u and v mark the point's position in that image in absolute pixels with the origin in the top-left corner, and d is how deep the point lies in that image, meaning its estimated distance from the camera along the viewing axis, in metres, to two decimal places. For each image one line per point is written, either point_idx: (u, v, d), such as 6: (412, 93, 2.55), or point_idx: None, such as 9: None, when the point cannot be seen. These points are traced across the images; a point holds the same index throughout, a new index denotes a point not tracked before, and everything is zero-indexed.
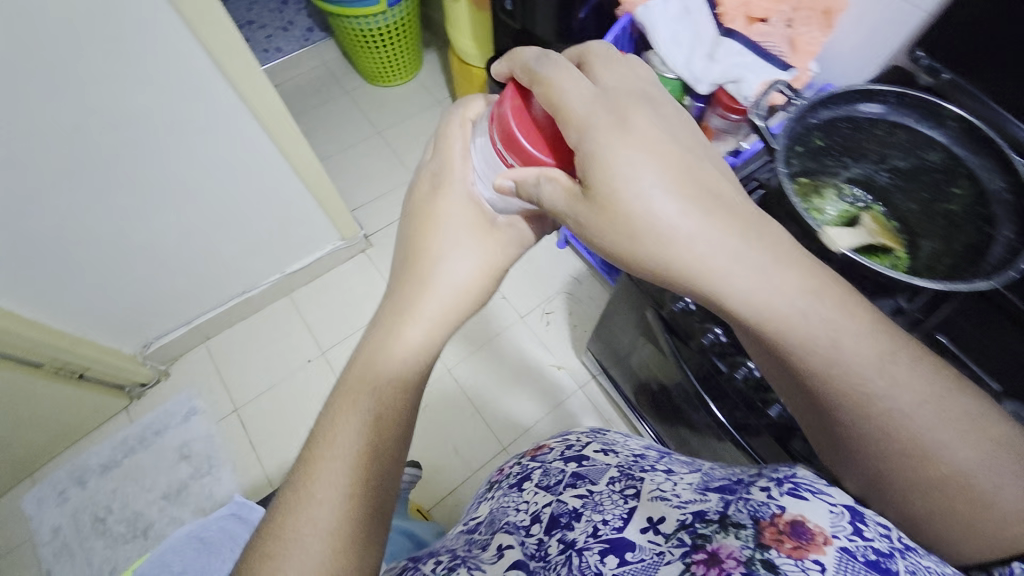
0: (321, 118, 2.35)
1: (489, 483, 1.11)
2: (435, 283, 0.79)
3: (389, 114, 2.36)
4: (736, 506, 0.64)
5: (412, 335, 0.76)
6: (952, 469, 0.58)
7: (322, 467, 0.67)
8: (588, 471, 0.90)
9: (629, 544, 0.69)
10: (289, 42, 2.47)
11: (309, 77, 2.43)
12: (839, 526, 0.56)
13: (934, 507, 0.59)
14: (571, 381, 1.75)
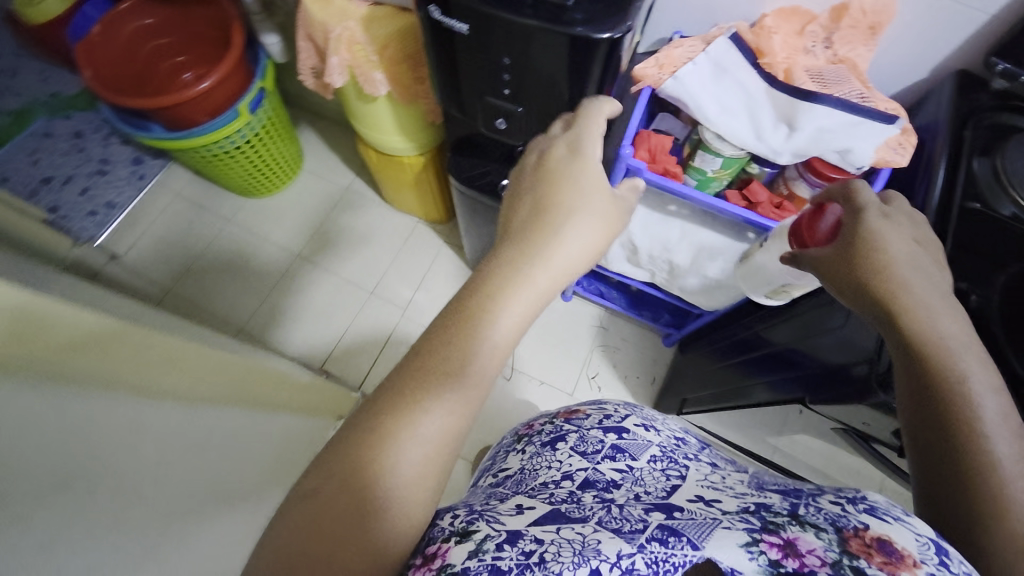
0: (220, 268, 1.83)
1: (519, 436, 1.02)
2: (558, 255, 0.64)
3: (294, 228, 1.88)
4: (805, 505, 0.53)
5: (530, 296, 0.61)
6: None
7: (414, 428, 0.53)
8: (629, 448, 0.85)
9: (680, 507, 0.61)
10: (122, 193, 1.84)
11: (175, 225, 1.86)
12: (936, 556, 0.45)
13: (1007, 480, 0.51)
14: None
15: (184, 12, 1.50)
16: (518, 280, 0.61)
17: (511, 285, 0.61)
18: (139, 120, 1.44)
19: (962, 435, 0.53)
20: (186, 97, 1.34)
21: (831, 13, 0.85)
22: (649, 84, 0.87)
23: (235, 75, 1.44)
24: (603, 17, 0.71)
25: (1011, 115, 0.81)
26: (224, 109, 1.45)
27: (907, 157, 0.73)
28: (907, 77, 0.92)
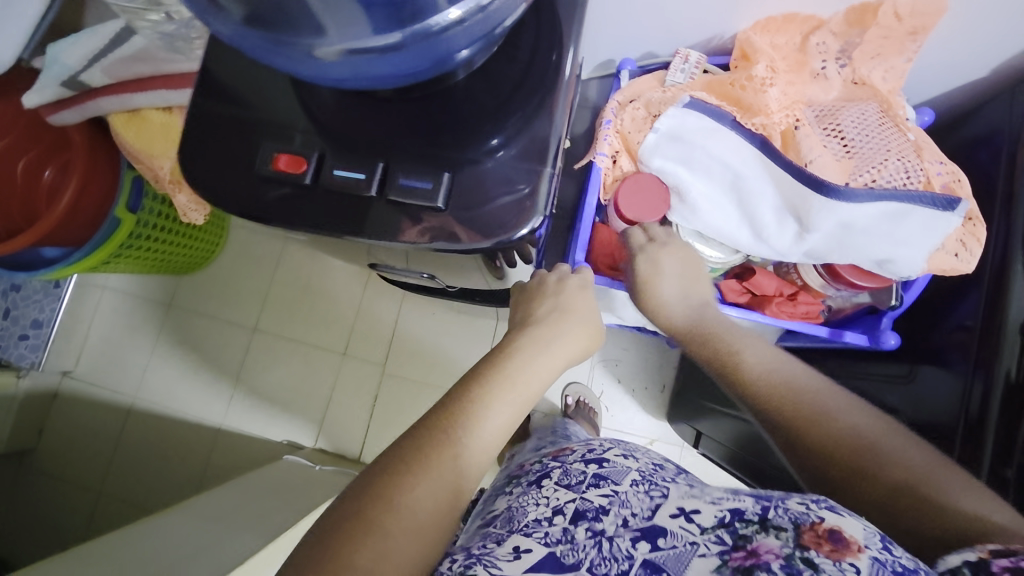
0: (175, 361, 1.55)
1: (508, 478, 0.71)
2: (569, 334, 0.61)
3: (237, 300, 1.56)
4: (772, 507, 0.45)
5: (525, 372, 0.55)
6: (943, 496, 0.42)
7: (453, 465, 0.48)
8: (610, 473, 0.57)
9: (663, 529, 0.48)
10: (47, 306, 1.46)
11: (114, 325, 1.57)
12: (882, 539, 0.41)
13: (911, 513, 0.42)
14: (671, 454, 1.48)
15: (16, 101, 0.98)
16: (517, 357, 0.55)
17: (494, 377, 0.53)
18: (18, 256, 1.08)
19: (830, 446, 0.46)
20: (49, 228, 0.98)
21: (848, 16, 0.55)
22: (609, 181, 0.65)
23: (95, 163, 1.02)
24: (509, 171, 0.44)
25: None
26: (101, 219, 1.07)
27: (973, 262, 0.53)
28: (954, 79, 0.64)
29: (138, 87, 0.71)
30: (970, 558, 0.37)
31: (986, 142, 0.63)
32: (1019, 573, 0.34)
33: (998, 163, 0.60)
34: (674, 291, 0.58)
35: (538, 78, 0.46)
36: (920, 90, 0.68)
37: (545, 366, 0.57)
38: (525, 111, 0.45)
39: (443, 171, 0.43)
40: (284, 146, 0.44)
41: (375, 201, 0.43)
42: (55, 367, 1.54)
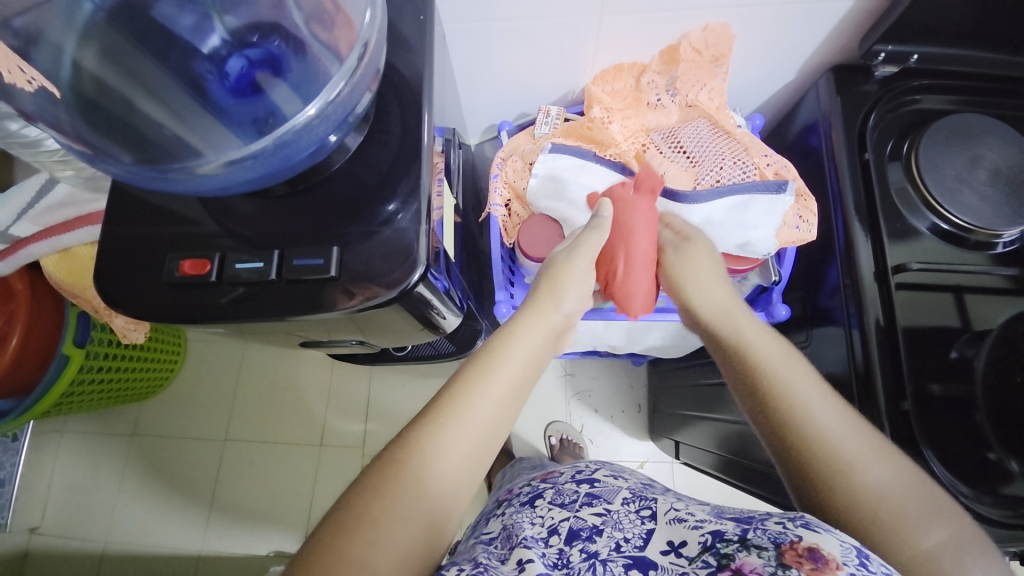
0: (147, 492, 1.48)
1: (497, 501, 0.74)
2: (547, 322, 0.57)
3: (204, 413, 1.53)
4: (753, 529, 0.48)
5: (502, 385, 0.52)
6: (906, 532, 0.44)
7: (431, 475, 0.47)
8: (603, 493, 0.61)
9: (653, 562, 0.50)
10: (3, 463, 1.41)
11: (77, 469, 1.50)
12: (859, 555, 0.41)
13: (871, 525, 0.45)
14: (662, 471, 1.48)
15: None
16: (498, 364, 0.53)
17: (482, 365, 0.52)
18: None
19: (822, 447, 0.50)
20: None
21: (662, 57, 0.68)
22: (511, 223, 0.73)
23: (41, 300, 1.04)
24: (405, 231, 0.50)
25: (922, 96, 0.70)
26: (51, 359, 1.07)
27: (813, 230, 0.61)
28: (774, 82, 0.76)
29: (65, 228, 0.75)
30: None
31: (812, 129, 0.74)
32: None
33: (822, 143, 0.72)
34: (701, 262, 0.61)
35: (411, 151, 0.53)
36: (753, 98, 0.80)
37: (522, 363, 0.54)
38: (401, 181, 0.52)
39: (332, 246, 0.49)
40: (188, 253, 0.49)
41: (275, 282, 0.48)
42: (19, 527, 1.45)
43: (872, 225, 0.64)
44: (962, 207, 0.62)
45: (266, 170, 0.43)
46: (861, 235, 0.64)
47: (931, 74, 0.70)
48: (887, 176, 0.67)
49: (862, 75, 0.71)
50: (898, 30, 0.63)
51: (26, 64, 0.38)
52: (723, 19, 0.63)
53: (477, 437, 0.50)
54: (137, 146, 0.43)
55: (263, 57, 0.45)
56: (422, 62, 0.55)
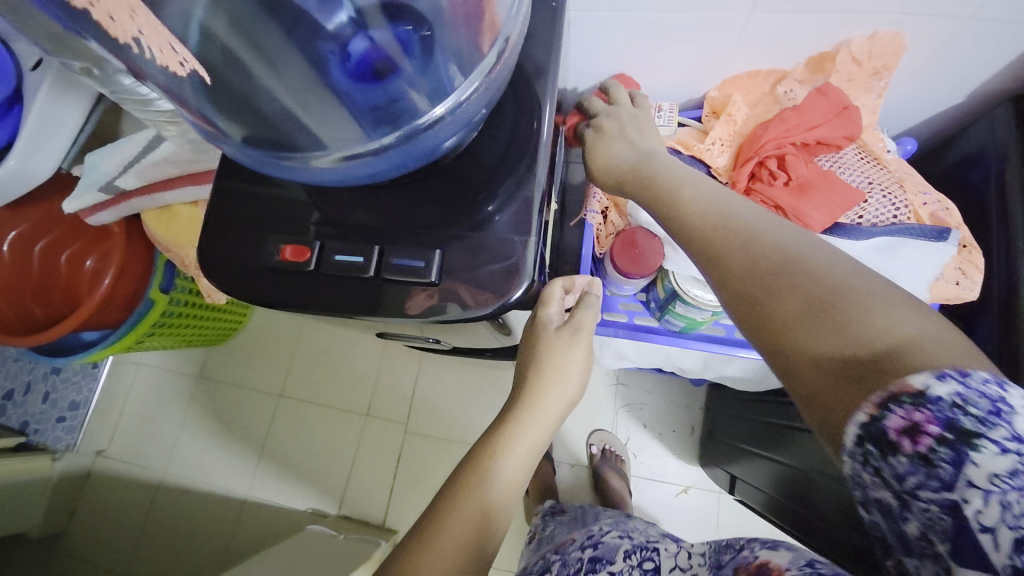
0: (204, 434, 1.58)
1: (515, 574, 0.76)
2: (549, 410, 0.56)
3: (263, 368, 1.60)
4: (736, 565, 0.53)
5: (501, 487, 0.52)
6: (867, 321, 0.34)
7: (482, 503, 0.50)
8: (605, 554, 0.65)
9: None
10: (83, 387, 1.57)
11: (147, 402, 1.62)
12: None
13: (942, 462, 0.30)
14: (706, 499, 1.41)
15: (59, 204, 1.06)
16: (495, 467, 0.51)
17: (518, 410, 0.55)
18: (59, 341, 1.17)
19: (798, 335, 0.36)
20: (87, 314, 1.03)
21: (808, 65, 0.60)
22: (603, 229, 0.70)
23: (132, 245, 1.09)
24: (509, 237, 0.46)
25: None
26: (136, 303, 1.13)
27: (976, 289, 0.53)
28: (936, 104, 0.65)
29: (167, 186, 0.78)
30: (876, 430, 0.32)
31: (977, 162, 0.64)
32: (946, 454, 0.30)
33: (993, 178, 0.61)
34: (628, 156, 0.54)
35: (522, 147, 0.49)
36: (903, 119, 0.69)
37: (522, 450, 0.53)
38: (509, 181, 0.48)
39: (433, 249, 0.46)
40: (289, 237, 0.47)
41: (372, 279, 0.46)
42: (91, 446, 1.59)
43: None
44: None
45: (384, 167, 0.41)
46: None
47: None
48: None
49: None
50: None
51: (180, 43, 0.34)
52: (896, 27, 0.53)
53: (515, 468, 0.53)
54: (263, 128, 0.42)
55: (390, 40, 0.42)
56: (548, 52, 0.50)
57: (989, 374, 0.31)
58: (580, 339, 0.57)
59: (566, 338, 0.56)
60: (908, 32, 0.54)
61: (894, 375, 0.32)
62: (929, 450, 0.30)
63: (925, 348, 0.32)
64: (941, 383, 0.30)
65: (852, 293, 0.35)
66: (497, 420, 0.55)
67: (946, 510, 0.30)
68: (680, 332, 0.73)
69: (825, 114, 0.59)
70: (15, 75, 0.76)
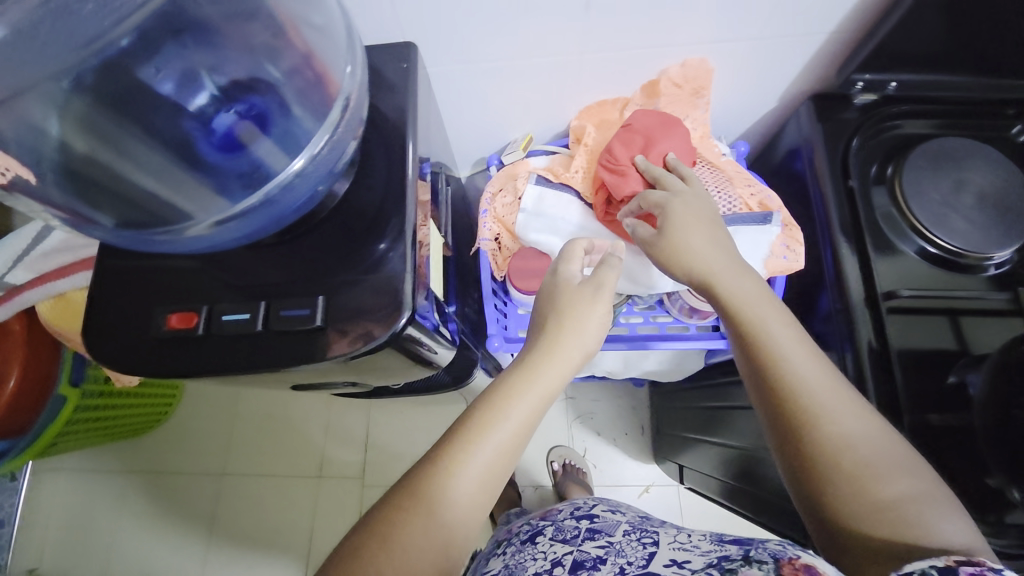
0: (143, 532, 1.46)
1: (495, 545, 0.77)
2: (567, 358, 0.56)
3: (203, 448, 1.52)
4: (753, 547, 0.48)
5: (505, 443, 0.51)
6: (877, 486, 0.45)
7: (450, 501, 0.48)
8: (603, 528, 0.67)
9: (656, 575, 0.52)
10: (1, 504, 1.42)
11: (73, 510, 1.48)
12: None
13: (893, 522, 0.44)
14: (666, 494, 1.46)
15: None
16: (478, 444, 0.50)
17: (500, 402, 0.52)
18: None
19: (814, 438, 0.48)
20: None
21: (644, 91, 0.70)
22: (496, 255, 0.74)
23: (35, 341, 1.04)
24: (392, 273, 0.50)
25: (903, 121, 0.70)
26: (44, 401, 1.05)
27: (801, 259, 0.61)
28: (758, 110, 0.77)
29: (58, 275, 0.76)
30: (936, 563, 0.38)
31: (796, 154, 0.75)
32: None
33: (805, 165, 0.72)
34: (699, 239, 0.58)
35: (396, 192, 0.54)
36: (738, 126, 0.81)
37: (530, 410, 0.52)
38: (389, 224, 0.52)
39: (318, 295, 0.49)
40: (177, 306, 0.49)
41: (262, 332, 0.48)
42: (11, 571, 1.42)
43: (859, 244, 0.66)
44: (948, 230, 0.63)
45: (252, 227, 0.45)
46: (849, 259, 0.64)
47: (911, 100, 0.71)
48: (871, 200, 0.67)
49: (840, 100, 0.72)
50: (873, 60, 0.64)
51: (3, 152, 0.38)
52: (702, 55, 0.65)
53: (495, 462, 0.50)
54: (131, 210, 0.44)
55: (249, 111, 0.46)
56: (410, 106, 0.56)
57: (914, 478, 0.45)
58: (601, 294, 0.58)
59: (586, 293, 0.58)
60: (710, 57, 0.66)
61: (911, 522, 0.43)
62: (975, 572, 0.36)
63: (931, 520, 0.43)
64: None
65: (898, 461, 0.46)
66: (479, 410, 0.52)
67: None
68: None
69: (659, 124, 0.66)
70: None
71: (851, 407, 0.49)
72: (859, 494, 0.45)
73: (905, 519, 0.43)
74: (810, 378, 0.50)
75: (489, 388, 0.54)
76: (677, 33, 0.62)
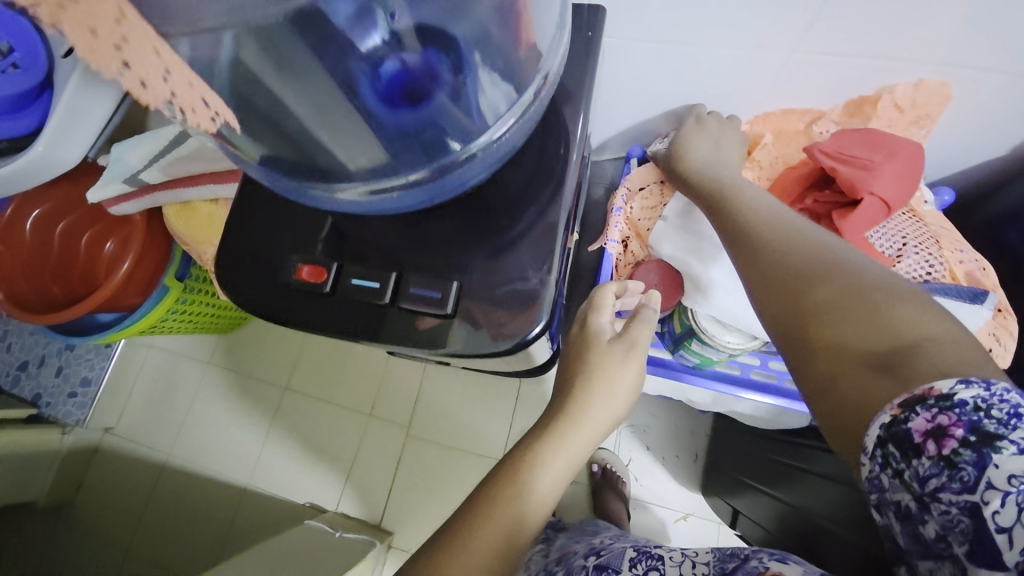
0: (209, 418, 1.59)
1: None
2: (594, 426, 0.56)
3: (271, 360, 1.61)
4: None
5: (530, 511, 0.51)
6: (849, 308, 0.38)
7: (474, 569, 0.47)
8: (609, 563, 0.67)
9: None
10: (96, 365, 1.63)
11: (155, 385, 1.64)
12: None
13: (849, 324, 0.37)
14: (705, 527, 1.39)
15: (83, 185, 1.07)
16: (506, 501, 0.50)
17: (529, 462, 0.53)
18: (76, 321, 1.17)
19: (785, 277, 0.42)
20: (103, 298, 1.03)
21: (846, 108, 0.59)
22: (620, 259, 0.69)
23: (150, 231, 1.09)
24: (532, 275, 0.45)
25: None
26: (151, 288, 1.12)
27: (1010, 356, 0.52)
28: (974, 155, 0.63)
29: (190, 181, 0.78)
30: (883, 420, 0.33)
31: (1016, 219, 0.62)
32: (941, 439, 0.30)
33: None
34: (708, 144, 0.60)
35: (549, 177, 0.49)
36: (939, 167, 0.67)
37: (553, 476, 0.53)
38: (540, 213, 0.48)
39: (451, 281, 0.46)
40: (307, 258, 0.47)
41: (387, 308, 0.45)
42: (98, 424, 1.61)
43: None
44: None
45: (410, 202, 0.42)
46: None
47: None
48: None
49: None
50: None
51: (211, 94, 0.34)
52: (943, 78, 0.53)
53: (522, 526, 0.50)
54: (286, 149, 0.42)
55: (421, 65, 0.42)
56: (581, 83, 0.50)
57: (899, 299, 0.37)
58: (632, 356, 0.56)
59: (617, 351, 0.56)
60: (954, 83, 0.53)
61: (890, 350, 0.35)
62: (942, 448, 0.30)
63: (908, 330, 0.35)
64: (968, 389, 0.31)
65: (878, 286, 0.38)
66: (509, 467, 0.53)
67: (946, 500, 0.30)
68: (696, 368, 0.71)
69: (871, 149, 0.55)
70: (47, 62, 0.75)
71: (796, 226, 0.45)
72: (808, 301, 0.40)
73: (862, 319, 0.37)
74: (766, 214, 0.48)
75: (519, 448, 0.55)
76: (922, 51, 0.50)
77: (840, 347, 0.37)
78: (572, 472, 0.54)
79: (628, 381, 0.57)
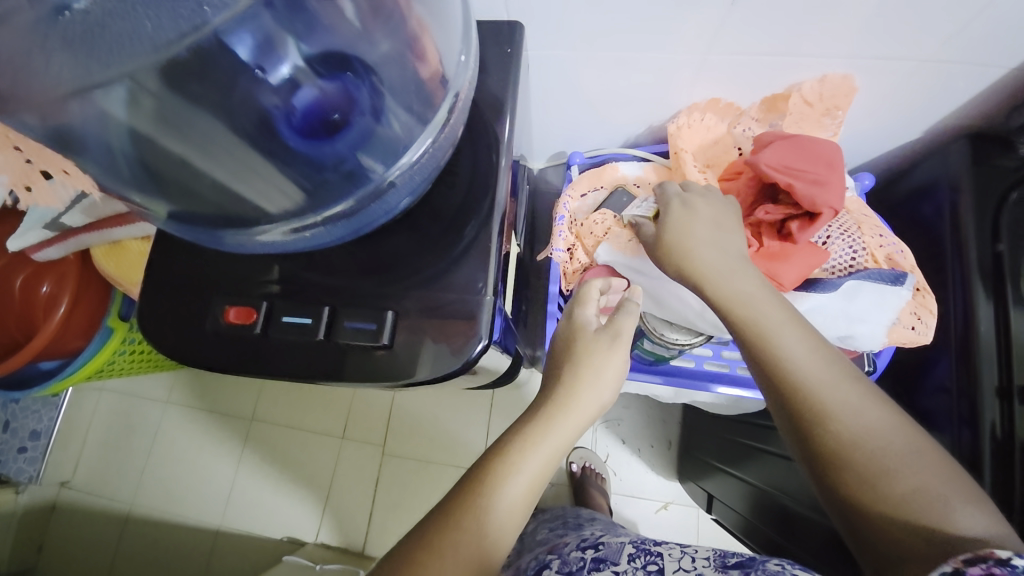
0: (174, 459, 1.52)
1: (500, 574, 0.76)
2: (583, 412, 0.54)
3: (235, 393, 1.55)
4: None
5: (514, 500, 0.48)
6: (892, 484, 0.40)
7: (459, 547, 0.45)
8: (608, 556, 0.67)
9: None
10: (44, 416, 1.50)
11: (111, 432, 1.55)
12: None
13: (903, 502, 0.40)
14: (685, 513, 1.42)
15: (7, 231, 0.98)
16: (496, 486, 0.48)
17: (521, 443, 0.50)
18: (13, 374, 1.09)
19: (838, 446, 0.42)
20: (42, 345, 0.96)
21: (762, 105, 0.62)
22: (568, 266, 0.70)
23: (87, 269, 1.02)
24: (472, 297, 0.45)
25: None
26: (94, 331, 1.05)
27: (930, 333, 0.56)
28: (891, 140, 0.67)
29: (117, 224, 0.73)
30: (946, 570, 0.35)
31: (930, 194, 0.66)
32: None
33: (945, 207, 0.63)
34: (706, 232, 0.53)
35: (479, 194, 0.48)
36: (859, 153, 0.71)
37: (543, 461, 0.50)
38: (469, 229, 0.47)
39: (386, 310, 0.45)
40: (236, 299, 0.45)
41: (323, 343, 0.44)
42: (52, 479, 1.52)
43: (998, 309, 0.58)
44: None
45: (334, 236, 0.42)
46: (980, 325, 0.58)
47: None
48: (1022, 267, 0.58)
49: (997, 141, 0.62)
50: None
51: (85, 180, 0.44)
52: (845, 70, 0.55)
53: (508, 516, 0.47)
54: (195, 201, 0.41)
55: (337, 92, 0.41)
56: (504, 98, 0.50)
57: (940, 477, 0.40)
58: (618, 346, 0.56)
59: (603, 342, 0.56)
60: (856, 75, 0.56)
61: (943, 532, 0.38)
62: None
63: (952, 514, 0.38)
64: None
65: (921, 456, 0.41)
66: (496, 448, 0.51)
67: None
68: (650, 364, 0.72)
69: (803, 156, 0.56)
70: None
71: (831, 368, 0.45)
72: (863, 477, 0.41)
73: (928, 519, 0.39)
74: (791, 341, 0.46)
75: (507, 433, 0.53)
76: (824, 45, 0.52)
77: (905, 533, 0.39)
78: (562, 457, 0.52)
79: (618, 367, 0.56)
